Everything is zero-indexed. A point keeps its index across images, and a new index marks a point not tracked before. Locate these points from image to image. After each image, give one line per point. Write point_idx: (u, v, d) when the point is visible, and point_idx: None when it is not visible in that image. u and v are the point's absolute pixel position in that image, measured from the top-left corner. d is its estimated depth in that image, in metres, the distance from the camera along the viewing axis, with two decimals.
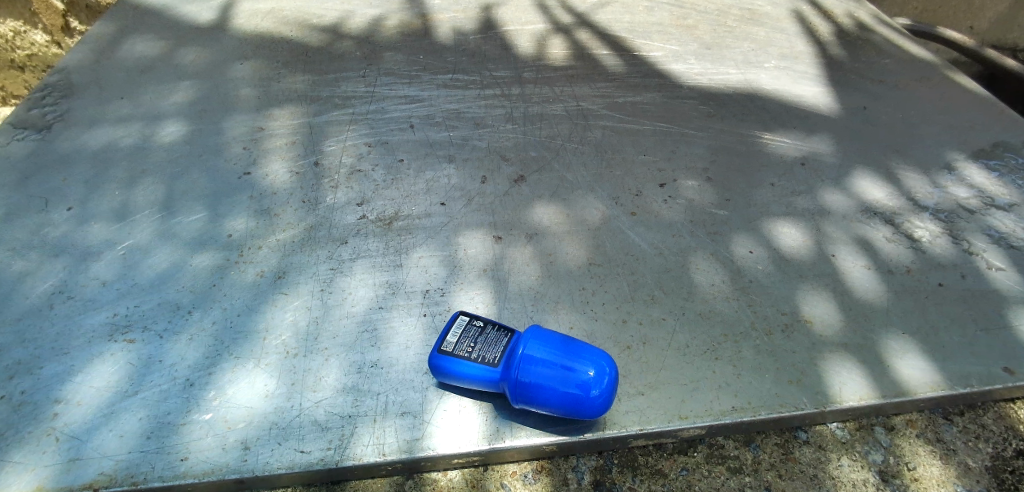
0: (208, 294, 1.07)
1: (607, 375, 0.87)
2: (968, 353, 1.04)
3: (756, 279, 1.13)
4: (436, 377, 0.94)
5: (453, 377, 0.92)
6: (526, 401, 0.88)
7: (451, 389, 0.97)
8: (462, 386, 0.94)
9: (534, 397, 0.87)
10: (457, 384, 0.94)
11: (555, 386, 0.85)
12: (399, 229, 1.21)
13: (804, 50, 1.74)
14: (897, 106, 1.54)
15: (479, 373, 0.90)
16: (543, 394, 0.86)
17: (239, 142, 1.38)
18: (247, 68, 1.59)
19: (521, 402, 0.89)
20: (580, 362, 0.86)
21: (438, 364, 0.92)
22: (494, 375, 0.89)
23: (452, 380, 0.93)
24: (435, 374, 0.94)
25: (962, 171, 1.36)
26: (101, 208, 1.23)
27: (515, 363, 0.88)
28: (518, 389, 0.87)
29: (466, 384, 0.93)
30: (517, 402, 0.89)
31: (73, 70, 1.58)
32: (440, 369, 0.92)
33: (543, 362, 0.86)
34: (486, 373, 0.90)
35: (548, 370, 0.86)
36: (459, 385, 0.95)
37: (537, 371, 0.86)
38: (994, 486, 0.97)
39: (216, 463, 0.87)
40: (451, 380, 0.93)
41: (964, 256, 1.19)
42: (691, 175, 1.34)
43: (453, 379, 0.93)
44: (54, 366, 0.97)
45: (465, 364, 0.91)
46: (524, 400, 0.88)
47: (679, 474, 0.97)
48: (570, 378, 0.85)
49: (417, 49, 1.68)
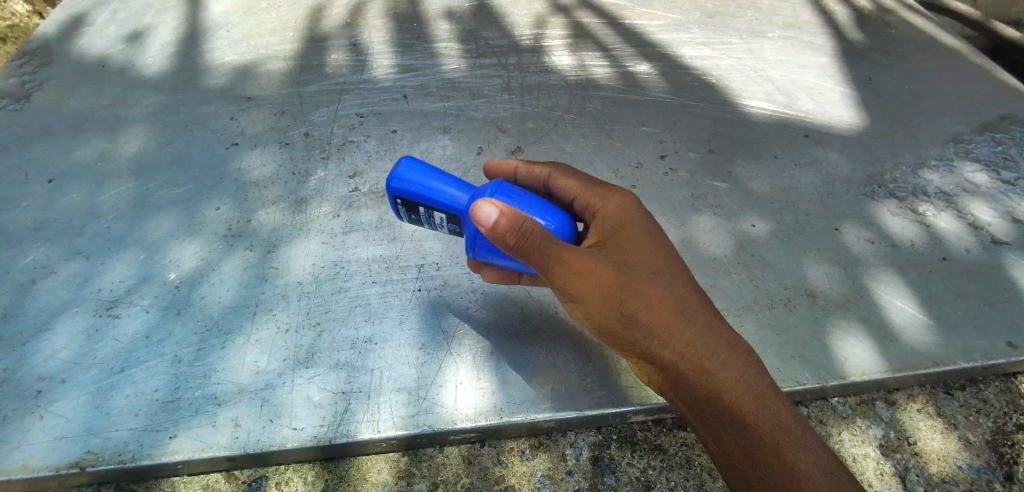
0: (195, 268, 1.04)
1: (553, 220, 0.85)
2: (972, 327, 1.03)
3: (757, 252, 1.11)
4: (400, 167, 0.90)
5: (422, 202, 0.90)
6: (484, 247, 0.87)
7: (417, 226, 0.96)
8: (423, 185, 0.89)
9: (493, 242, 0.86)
10: (422, 215, 0.92)
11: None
12: (393, 203, 1.17)
13: (810, 19, 1.69)
14: (903, 77, 1.50)
15: (442, 200, 0.88)
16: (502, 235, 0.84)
17: (227, 112, 1.33)
18: (233, 36, 1.52)
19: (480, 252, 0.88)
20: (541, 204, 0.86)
21: (408, 170, 0.90)
22: (457, 206, 0.88)
23: (420, 211, 0.91)
24: (399, 198, 0.91)
25: (968, 144, 1.33)
26: (82, 179, 1.19)
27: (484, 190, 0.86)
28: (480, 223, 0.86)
29: (430, 215, 0.91)
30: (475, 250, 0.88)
31: (51, 37, 1.51)
32: (408, 182, 0.89)
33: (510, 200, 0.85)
34: (450, 200, 0.88)
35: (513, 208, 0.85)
36: (419, 186, 0.89)
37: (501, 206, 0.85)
38: (993, 460, 0.96)
39: (207, 440, 0.86)
40: (416, 210, 0.92)
41: (968, 231, 1.17)
42: (693, 147, 1.30)
43: (424, 174, 0.90)
44: (38, 343, 0.95)
45: (437, 180, 0.89)
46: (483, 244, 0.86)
47: (679, 450, 0.95)
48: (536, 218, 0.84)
49: (410, 16, 1.61)
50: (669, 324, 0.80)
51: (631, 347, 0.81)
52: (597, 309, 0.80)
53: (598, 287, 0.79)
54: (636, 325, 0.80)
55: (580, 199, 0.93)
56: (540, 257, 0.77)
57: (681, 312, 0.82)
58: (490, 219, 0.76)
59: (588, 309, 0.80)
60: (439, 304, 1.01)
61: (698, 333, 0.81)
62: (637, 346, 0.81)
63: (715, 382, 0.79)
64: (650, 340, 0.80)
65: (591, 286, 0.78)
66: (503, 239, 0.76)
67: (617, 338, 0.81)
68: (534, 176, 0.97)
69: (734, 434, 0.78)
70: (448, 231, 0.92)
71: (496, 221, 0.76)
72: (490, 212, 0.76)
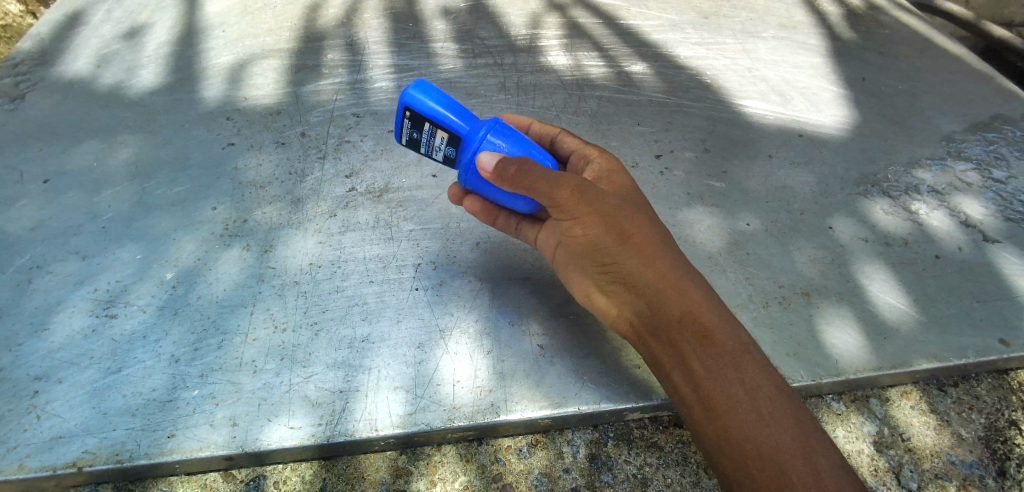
0: (192, 267, 1.04)
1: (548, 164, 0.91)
2: (965, 324, 1.04)
3: (752, 250, 1.12)
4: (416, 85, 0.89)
5: (429, 121, 0.89)
6: (477, 175, 0.90)
7: (413, 149, 0.94)
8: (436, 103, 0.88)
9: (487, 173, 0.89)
10: (423, 135, 0.91)
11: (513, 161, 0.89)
12: (389, 202, 1.17)
13: (804, 19, 1.70)
14: (896, 77, 1.51)
15: (450, 123, 0.88)
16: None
17: (223, 112, 1.33)
18: (228, 36, 1.52)
19: (470, 181, 0.92)
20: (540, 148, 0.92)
21: (422, 89, 0.89)
22: (463, 130, 0.89)
23: (423, 129, 0.90)
24: (407, 112, 0.89)
25: (961, 143, 1.35)
26: (78, 179, 1.18)
27: (490, 123, 0.89)
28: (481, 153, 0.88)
29: (432, 134, 0.90)
30: (466, 178, 0.91)
31: (45, 37, 1.51)
32: (422, 100, 0.88)
33: (512, 138, 0.90)
34: (457, 124, 0.89)
35: (513, 147, 0.89)
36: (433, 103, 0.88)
37: (503, 142, 0.89)
38: (986, 456, 0.97)
39: (205, 439, 0.86)
40: (420, 128, 0.90)
41: (960, 229, 1.18)
42: (688, 146, 1.31)
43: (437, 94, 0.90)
44: (34, 343, 0.94)
45: (449, 102, 0.89)
46: (477, 174, 0.90)
47: (675, 447, 0.96)
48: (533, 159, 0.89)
49: (406, 16, 1.61)
50: (660, 261, 0.83)
51: (616, 275, 0.84)
52: (594, 231, 0.82)
53: (596, 210, 0.82)
54: (629, 252, 0.82)
55: (578, 153, 0.99)
56: (541, 180, 0.81)
57: (672, 255, 0.85)
58: (490, 165, 0.84)
59: (583, 229, 0.83)
60: (436, 303, 1.02)
61: (686, 275, 0.84)
62: (624, 275, 0.83)
63: (698, 319, 0.81)
64: (639, 270, 0.82)
65: (591, 210, 0.82)
66: (502, 173, 0.83)
67: (604, 265, 0.84)
68: (540, 128, 1.04)
69: (708, 372, 0.80)
70: (441, 157, 0.93)
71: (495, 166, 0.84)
72: (491, 160, 0.85)
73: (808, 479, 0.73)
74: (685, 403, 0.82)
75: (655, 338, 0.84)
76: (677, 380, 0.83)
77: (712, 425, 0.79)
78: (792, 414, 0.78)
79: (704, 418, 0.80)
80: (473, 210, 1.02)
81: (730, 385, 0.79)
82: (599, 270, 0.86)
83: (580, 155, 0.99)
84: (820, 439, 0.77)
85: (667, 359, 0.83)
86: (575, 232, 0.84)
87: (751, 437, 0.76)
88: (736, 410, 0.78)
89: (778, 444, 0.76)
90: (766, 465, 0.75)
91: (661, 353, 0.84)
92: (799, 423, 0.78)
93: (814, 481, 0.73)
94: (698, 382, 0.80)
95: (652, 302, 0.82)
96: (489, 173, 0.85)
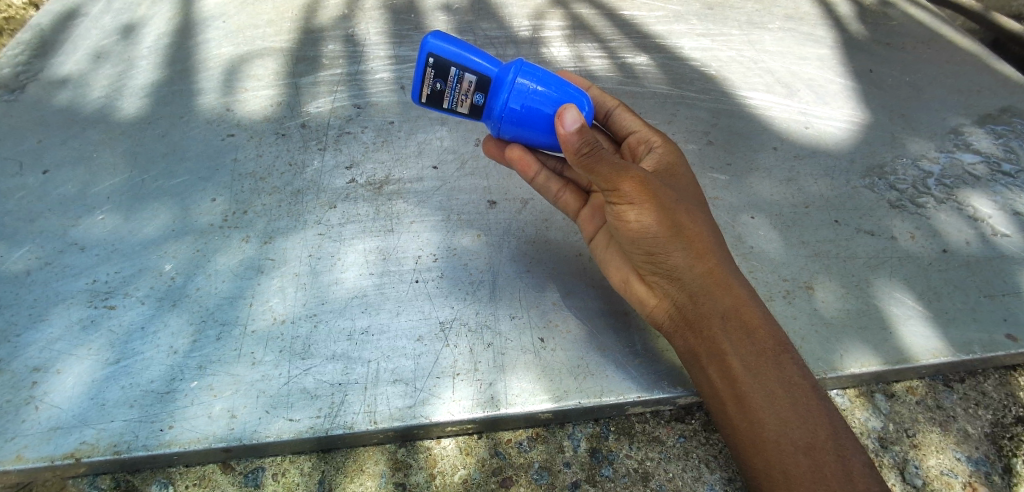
0: (192, 260, 1.03)
1: (584, 105, 0.89)
2: (971, 320, 1.03)
3: (756, 245, 1.10)
4: (437, 38, 0.86)
5: (457, 66, 0.86)
6: (511, 124, 0.89)
7: (433, 106, 0.90)
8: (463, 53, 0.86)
9: (522, 116, 0.88)
10: (449, 85, 0.87)
11: (548, 102, 0.87)
12: (389, 194, 1.16)
13: (810, 10, 1.67)
14: (904, 69, 1.49)
15: (477, 66, 0.87)
16: (534, 112, 0.87)
17: (221, 103, 1.32)
18: (229, 26, 1.51)
19: (503, 127, 0.90)
20: (571, 84, 0.89)
21: (443, 37, 0.86)
22: (492, 73, 0.87)
23: (449, 78, 0.87)
24: (431, 60, 0.85)
25: (969, 136, 1.33)
26: (77, 171, 1.17)
27: (518, 63, 0.87)
28: (513, 95, 0.86)
29: (460, 79, 0.87)
30: (498, 125, 0.90)
31: (45, 27, 1.50)
32: (447, 47, 0.85)
33: (542, 77, 0.87)
34: (485, 67, 0.87)
35: (546, 86, 0.87)
36: (461, 53, 0.86)
37: (533, 80, 0.86)
38: (992, 452, 0.96)
39: (203, 431, 0.86)
40: (444, 78, 0.87)
41: (967, 222, 1.16)
42: (691, 138, 1.29)
43: (463, 46, 0.87)
44: (32, 333, 0.94)
45: (471, 49, 0.88)
46: (512, 119, 0.88)
47: (676, 442, 0.95)
48: (567, 96, 0.87)
49: (407, 7, 1.59)
50: (709, 256, 0.83)
51: (662, 265, 0.83)
52: (649, 219, 0.80)
53: (655, 200, 0.80)
54: (680, 243, 0.81)
55: (638, 135, 0.98)
56: (608, 166, 0.81)
57: (720, 251, 0.85)
58: (569, 127, 0.81)
59: (637, 216, 0.81)
60: (436, 295, 1.01)
61: (732, 273, 0.84)
62: (670, 265, 0.82)
63: (743, 316, 0.81)
64: (685, 262, 0.82)
65: (651, 199, 0.80)
66: (575, 148, 0.81)
67: (650, 254, 0.83)
68: (599, 97, 1.03)
69: (747, 368, 0.79)
70: (467, 108, 0.90)
71: (572, 132, 0.81)
72: (573, 121, 0.82)
73: (840, 477, 0.74)
74: (719, 397, 0.82)
75: (694, 332, 0.83)
76: (714, 375, 0.81)
77: (744, 421, 0.79)
78: (827, 418, 0.78)
79: (737, 413, 0.80)
80: (512, 159, 0.98)
81: (768, 382, 0.79)
82: (644, 258, 0.85)
83: (640, 138, 0.98)
84: (852, 440, 0.77)
85: (705, 353, 0.82)
86: (627, 218, 0.82)
87: (784, 435, 0.76)
88: (772, 409, 0.77)
89: (812, 442, 0.76)
90: (797, 464, 0.75)
91: (699, 347, 0.83)
92: (833, 424, 0.78)
93: (849, 483, 0.73)
94: (738, 379, 0.79)
95: (695, 294, 0.82)
96: (563, 136, 0.82)
